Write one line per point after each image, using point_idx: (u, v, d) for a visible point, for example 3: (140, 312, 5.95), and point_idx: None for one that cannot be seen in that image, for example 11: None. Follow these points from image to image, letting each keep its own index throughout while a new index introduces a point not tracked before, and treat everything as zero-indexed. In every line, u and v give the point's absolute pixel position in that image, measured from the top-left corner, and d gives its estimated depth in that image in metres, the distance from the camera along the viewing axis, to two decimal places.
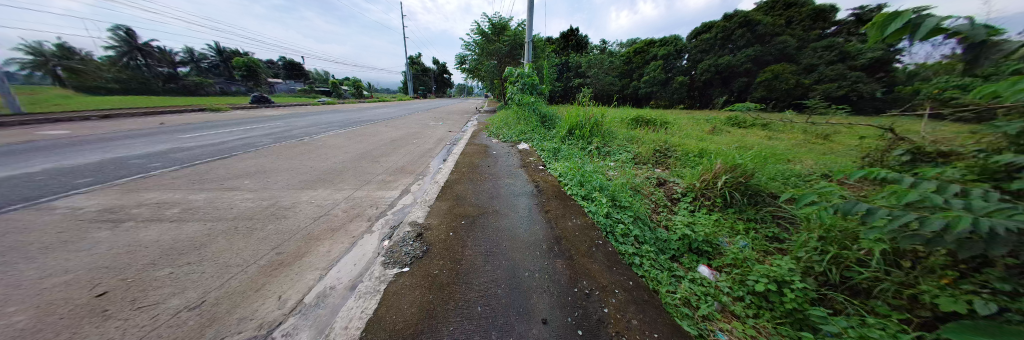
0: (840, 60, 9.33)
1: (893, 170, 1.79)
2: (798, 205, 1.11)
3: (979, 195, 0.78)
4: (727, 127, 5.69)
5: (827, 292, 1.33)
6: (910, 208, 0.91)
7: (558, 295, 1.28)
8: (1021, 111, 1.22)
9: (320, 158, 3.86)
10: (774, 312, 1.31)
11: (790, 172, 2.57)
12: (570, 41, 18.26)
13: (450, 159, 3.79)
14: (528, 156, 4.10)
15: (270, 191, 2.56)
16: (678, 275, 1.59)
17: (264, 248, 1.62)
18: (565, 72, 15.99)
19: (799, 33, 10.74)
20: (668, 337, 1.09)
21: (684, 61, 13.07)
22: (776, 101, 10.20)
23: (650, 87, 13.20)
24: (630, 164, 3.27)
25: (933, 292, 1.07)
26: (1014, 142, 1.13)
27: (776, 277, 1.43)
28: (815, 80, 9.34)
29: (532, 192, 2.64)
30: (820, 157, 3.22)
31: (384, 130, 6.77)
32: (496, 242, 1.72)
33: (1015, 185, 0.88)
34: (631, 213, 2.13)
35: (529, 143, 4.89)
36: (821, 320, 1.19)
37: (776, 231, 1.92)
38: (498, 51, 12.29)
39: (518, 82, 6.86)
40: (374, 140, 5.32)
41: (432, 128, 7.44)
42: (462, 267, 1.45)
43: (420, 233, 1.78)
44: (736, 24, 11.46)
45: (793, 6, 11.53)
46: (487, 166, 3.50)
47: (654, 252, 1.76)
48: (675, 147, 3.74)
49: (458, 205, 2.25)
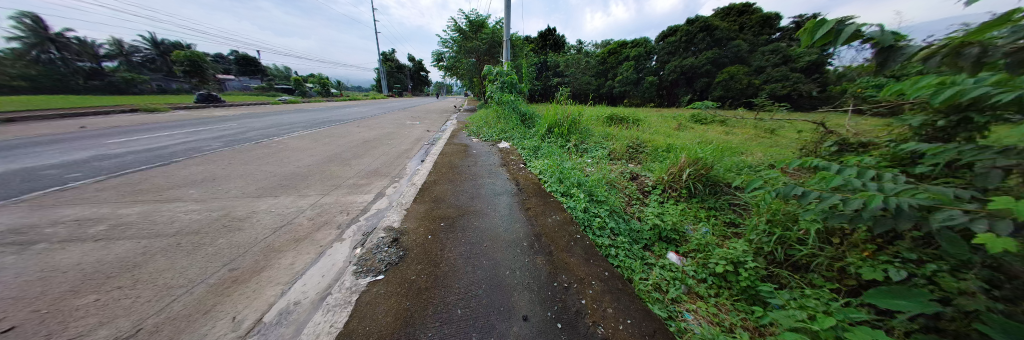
0: (783, 63, 10.55)
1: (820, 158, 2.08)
2: (749, 191, 1.25)
3: (888, 178, 0.92)
4: (690, 123, 6.17)
5: (773, 269, 1.51)
6: (835, 191, 1.05)
7: (537, 290, 1.31)
8: (920, 107, 1.46)
9: (282, 162, 3.53)
10: (731, 291, 1.45)
11: (742, 163, 2.84)
12: (547, 40, 18.56)
13: (428, 160, 3.68)
14: (508, 154, 4.10)
15: (222, 201, 2.29)
16: (650, 263, 1.70)
17: (214, 265, 1.45)
18: (543, 71, 16.19)
19: (750, 39, 11.92)
20: (640, 322, 1.16)
21: (653, 62, 13.89)
22: (732, 99, 11.25)
23: (623, 86, 13.84)
24: (606, 160, 3.41)
25: (857, 264, 1.25)
26: (918, 133, 1.34)
27: (732, 259, 1.58)
28: (764, 81, 10.47)
29: (513, 191, 2.65)
30: (768, 149, 3.60)
31: (356, 130, 6.39)
32: (477, 243, 1.70)
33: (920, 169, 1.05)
34: (606, 207, 2.22)
35: (510, 142, 4.90)
36: (769, 294, 1.34)
37: (732, 217, 2.11)
38: (475, 49, 12.13)
39: (497, 81, 6.87)
40: (344, 141, 5.00)
41: (409, 127, 7.16)
42: (441, 270, 1.41)
43: (396, 238, 1.70)
44: (697, 28, 12.44)
45: (745, 13, 12.79)
46: (466, 166, 3.45)
47: (629, 243, 1.86)
48: (646, 142, 3.97)
49: (436, 207, 2.19)
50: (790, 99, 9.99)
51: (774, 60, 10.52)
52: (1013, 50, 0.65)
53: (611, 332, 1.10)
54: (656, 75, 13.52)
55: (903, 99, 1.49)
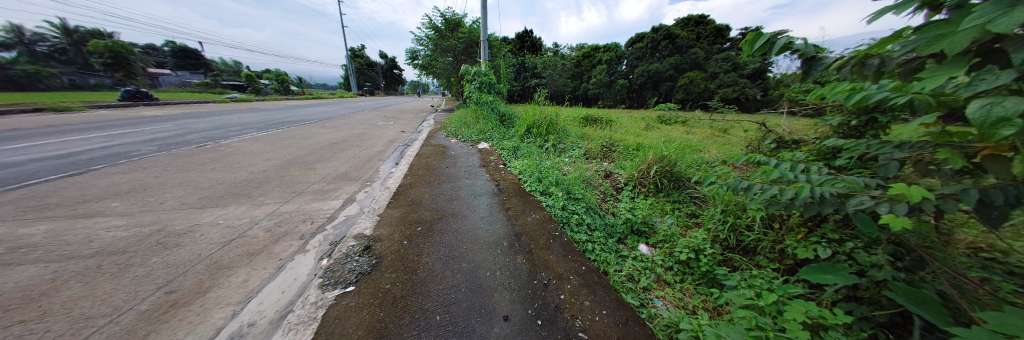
0: (733, 70, 11.82)
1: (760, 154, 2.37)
2: (706, 185, 1.38)
3: (812, 170, 1.07)
4: (657, 124, 6.63)
5: (728, 254, 1.68)
6: (773, 182, 1.20)
7: (518, 289, 1.32)
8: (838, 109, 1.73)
9: (232, 168, 3.15)
10: (694, 276, 1.59)
11: (701, 160, 3.12)
12: (525, 42, 18.78)
13: (403, 162, 3.52)
14: (487, 155, 4.08)
15: (154, 215, 1.97)
16: (624, 256, 1.80)
17: (145, 289, 1.24)
18: (521, 72, 16.36)
19: (705, 47, 13.16)
20: (615, 313, 1.22)
21: (623, 66, 14.73)
22: (692, 102, 12.32)
23: (597, 88, 14.47)
24: (582, 159, 3.54)
25: (793, 245, 1.44)
26: (837, 131, 1.58)
27: (694, 247, 1.73)
28: (718, 85, 11.63)
29: (493, 191, 2.63)
30: (722, 147, 4.01)
31: (321, 132, 5.91)
32: (456, 246, 1.67)
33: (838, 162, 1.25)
34: (583, 204, 2.30)
35: (489, 143, 4.87)
36: (724, 277, 1.50)
37: (693, 209, 2.31)
38: (452, 48, 11.89)
39: (475, 81, 6.81)
40: (308, 144, 4.59)
41: (381, 128, 6.80)
42: (418, 276, 1.36)
43: (368, 246, 1.60)
44: (661, 36, 13.46)
45: (701, 24, 14.12)
46: (444, 168, 3.35)
47: (604, 237, 1.95)
48: (618, 142, 4.20)
49: (413, 211, 2.11)
50: (739, 102, 11.22)
51: (725, 67, 11.74)
52: (897, 66, 0.80)
53: (589, 324, 1.14)
54: (626, 79, 14.33)
55: (825, 102, 1.74)
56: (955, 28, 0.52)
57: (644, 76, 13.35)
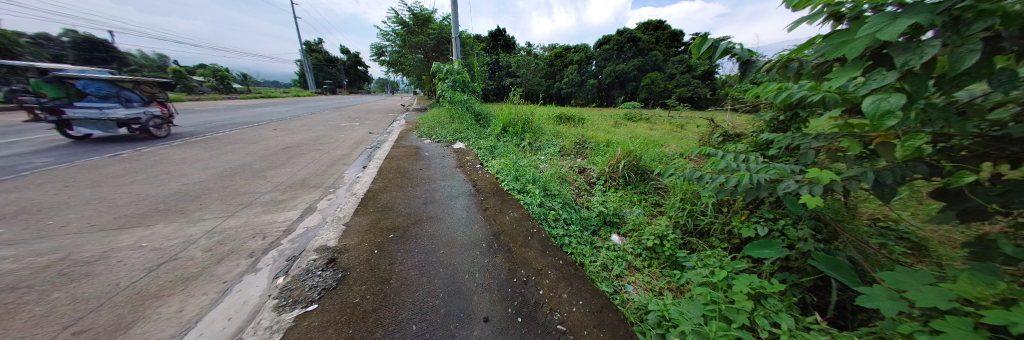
0: (688, 71, 13.01)
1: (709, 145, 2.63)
2: (667, 176, 1.50)
3: (750, 160, 1.23)
4: (624, 121, 7.04)
5: (687, 237, 1.84)
6: (720, 171, 1.36)
7: (497, 289, 1.31)
8: (770, 106, 1.99)
9: (158, 179, 2.68)
10: (659, 260, 1.74)
11: (663, 153, 3.39)
12: (498, 41, 18.67)
13: (371, 166, 3.29)
14: (463, 155, 4.00)
15: (51, 241, 1.60)
16: (598, 247, 1.89)
17: (41, 331, 1.01)
18: (495, 71, 16.25)
19: (664, 51, 14.33)
20: (591, 302, 1.29)
21: (593, 66, 15.39)
22: (654, 101, 13.32)
23: (570, 87, 14.93)
24: (557, 156, 3.64)
25: (739, 226, 1.64)
26: (770, 125, 1.82)
27: (659, 234, 1.87)
28: (675, 85, 12.73)
29: (470, 192, 2.59)
30: (680, 141, 4.40)
31: (273, 135, 5.29)
32: (432, 250, 1.61)
33: (772, 152, 1.44)
34: (559, 200, 2.37)
35: (465, 142, 4.77)
36: (684, 259, 1.66)
37: (657, 198, 2.51)
38: (422, 44, 11.37)
39: (447, 79, 6.62)
40: (257, 149, 4.08)
41: (345, 130, 6.28)
42: (392, 286, 1.29)
43: (334, 258, 1.48)
44: (626, 38, 14.32)
45: (659, 29, 15.31)
46: (417, 170, 3.21)
47: (579, 231, 2.03)
48: (590, 139, 4.39)
49: (384, 217, 1.99)
50: (693, 101, 12.42)
51: (681, 69, 12.87)
52: (810, 70, 0.94)
53: (567, 316, 1.18)
54: (596, 78, 15.03)
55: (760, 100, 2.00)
56: (851, 35, 0.62)
57: (612, 76, 14.11)
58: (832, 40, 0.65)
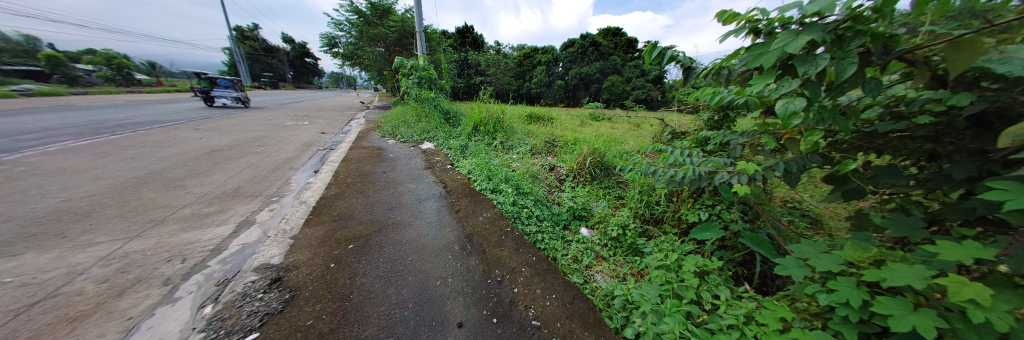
0: (643, 75, 14.28)
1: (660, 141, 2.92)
2: (628, 171, 1.62)
3: (693, 155, 1.40)
4: (589, 120, 7.44)
5: (645, 225, 2.02)
6: (670, 165, 1.51)
7: (470, 292, 1.29)
8: (708, 107, 2.29)
9: (19, 195, 2.05)
10: (622, 248, 1.88)
11: (624, 150, 3.67)
12: (466, 38, 18.21)
13: (326, 169, 2.96)
14: (431, 155, 3.82)
15: None
16: (569, 240, 1.96)
17: None
18: (463, 69, 15.86)
19: (621, 56, 15.56)
20: (564, 294, 1.33)
21: (559, 67, 15.97)
22: (615, 101, 14.34)
23: (539, 88, 15.26)
24: (528, 155, 3.69)
25: (686, 212, 1.85)
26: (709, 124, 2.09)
27: (622, 224, 2.02)
28: (633, 87, 13.87)
29: (440, 194, 2.49)
30: (638, 139, 4.81)
31: (196, 136, 4.42)
32: (399, 259, 1.51)
33: (710, 147, 1.66)
34: (531, 198, 2.40)
35: (434, 142, 4.57)
36: (643, 246, 1.82)
37: (620, 191, 2.71)
38: (382, 37, 10.55)
39: (412, 76, 6.26)
40: (172, 153, 3.37)
41: (292, 129, 5.54)
42: (353, 301, 1.18)
43: (280, 277, 1.29)
44: (588, 42, 15.17)
45: (618, 35, 16.52)
46: (381, 172, 2.98)
47: (551, 226, 2.09)
48: (559, 137, 4.54)
49: (342, 226, 1.80)
50: (648, 102, 13.68)
51: (637, 73, 14.08)
52: (736, 77, 1.10)
53: (541, 311, 1.21)
54: (562, 79, 15.66)
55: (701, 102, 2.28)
56: (766, 48, 0.73)
57: (577, 78, 14.84)
58: (752, 52, 0.76)
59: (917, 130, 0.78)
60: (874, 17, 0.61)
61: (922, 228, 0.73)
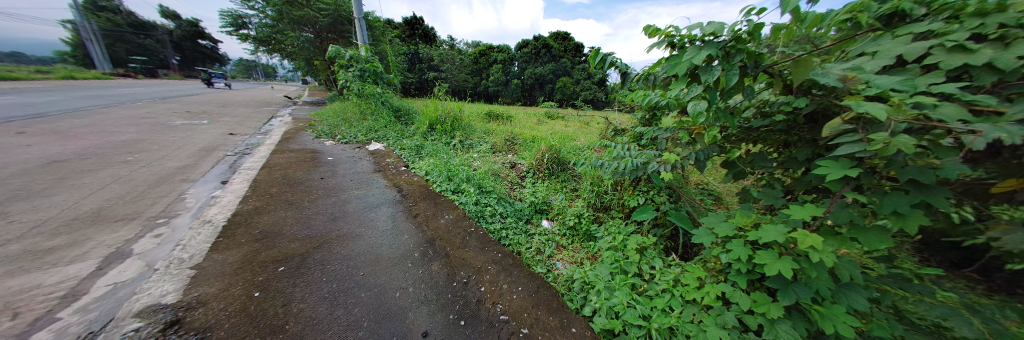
0: (590, 78, 15.57)
1: (606, 137, 3.26)
2: (580, 165, 1.77)
3: (630, 149, 1.62)
4: (545, 119, 7.77)
5: (597, 213, 2.25)
6: (614, 158, 1.71)
7: (434, 299, 1.24)
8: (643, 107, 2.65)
9: None
10: (578, 235, 2.06)
11: (578, 146, 3.97)
12: (416, 30, 16.91)
13: (243, 178, 2.43)
14: (382, 157, 3.49)
15: None
16: (532, 234, 2.05)
17: None
18: (414, 63, 14.77)
19: (571, 59, 16.68)
20: (530, 286, 1.39)
21: (515, 67, 16.21)
22: (567, 101, 15.32)
23: (496, 86, 15.28)
24: (489, 154, 3.68)
25: (627, 198, 2.12)
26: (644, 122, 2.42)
27: (578, 213, 2.20)
28: (582, 89, 15.03)
29: (395, 199, 2.31)
30: (588, 136, 5.25)
31: (15, 141, 3.10)
32: (348, 275, 1.35)
33: (643, 141, 1.93)
34: (494, 196, 2.42)
35: (384, 143, 4.16)
36: (594, 231, 2.02)
37: (575, 183, 2.93)
38: (311, 21, 9.01)
39: (354, 69, 5.55)
40: None
41: (186, 130, 4.34)
42: (290, 332, 1.00)
43: (179, 318, 1.01)
44: (541, 44, 15.81)
45: (567, 39, 17.63)
46: (319, 179, 2.60)
47: (514, 221, 2.15)
48: (518, 135, 4.64)
49: (270, 245, 1.51)
50: (595, 103, 15.07)
51: (585, 76, 15.27)
52: (660, 82, 1.31)
53: (508, 305, 1.24)
54: (519, 79, 16.01)
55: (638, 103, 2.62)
56: (679, 60, 0.89)
57: (532, 78, 15.33)
58: (669, 62, 0.91)
59: (776, 125, 1.06)
60: (748, 39, 0.80)
61: (781, 198, 0.99)
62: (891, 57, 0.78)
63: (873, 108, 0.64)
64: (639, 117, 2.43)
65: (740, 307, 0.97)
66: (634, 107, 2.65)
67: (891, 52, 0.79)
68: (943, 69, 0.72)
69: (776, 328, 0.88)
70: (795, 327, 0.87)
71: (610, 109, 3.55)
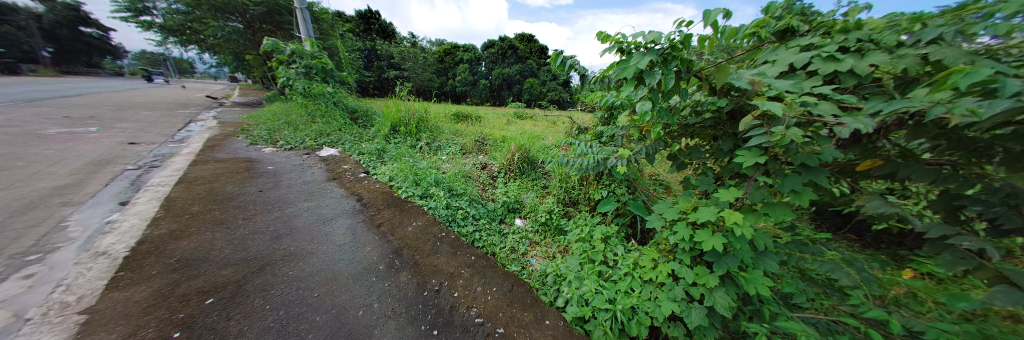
0: (555, 79, 16.16)
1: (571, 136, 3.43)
2: (549, 162, 1.84)
3: (591, 146, 1.73)
4: (514, 119, 7.85)
5: (566, 207, 2.35)
6: (578, 154, 1.81)
7: (403, 312, 1.17)
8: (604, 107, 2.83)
9: None
10: (550, 230, 2.14)
11: (547, 144, 4.09)
12: (372, 24, 15.63)
13: (153, 197, 1.99)
14: (338, 164, 3.17)
15: None
16: (505, 233, 2.07)
17: None
18: (372, 60, 13.69)
19: (537, 60, 17.13)
20: (505, 286, 1.40)
21: (482, 67, 16.05)
22: (535, 101, 15.66)
23: (463, 86, 14.95)
24: (459, 155, 3.59)
25: (592, 192, 2.26)
26: (605, 120, 2.60)
27: (549, 209, 2.27)
28: (548, 89, 15.52)
29: (354, 209, 2.13)
30: (556, 135, 5.44)
31: None
32: (300, 299, 1.20)
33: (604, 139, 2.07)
34: (466, 198, 2.38)
35: (339, 148, 3.79)
36: (564, 225, 2.12)
37: (545, 180, 3.02)
38: (240, 9, 7.73)
39: (299, 66, 4.92)
40: None
41: (62, 139, 3.40)
42: None
43: None
44: (507, 45, 15.93)
45: (532, 41, 18.05)
46: (259, 192, 2.26)
47: (487, 222, 2.14)
48: (488, 136, 4.61)
49: (195, 274, 1.26)
50: (561, 103, 15.71)
51: (551, 77, 15.79)
52: (613, 84, 1.43)
53: (483, 308, 1.23)
54: (486, 79, 15.93)
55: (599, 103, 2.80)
56: (627, 64, 0.99)
57: (500, 78, 15.37)
58: (620, 66, 1.00)
59: (706, 122, 1.24)
60: (680, 48, 0.92)
61: (713, 184, 1.16)
62: (785, 65, 0.96)
63: (773, 106, 0.78)
64: (600, 116, 2.61)
65: (686, 280, 1.11)
66: (596, 106, 2.82)
67: (785, 61, 0.97)
68: (821, 75, 0.92)
69: (713, 295, 1.02)
70: (728, 292, 1.03)
71: (575, 110, 3.74)
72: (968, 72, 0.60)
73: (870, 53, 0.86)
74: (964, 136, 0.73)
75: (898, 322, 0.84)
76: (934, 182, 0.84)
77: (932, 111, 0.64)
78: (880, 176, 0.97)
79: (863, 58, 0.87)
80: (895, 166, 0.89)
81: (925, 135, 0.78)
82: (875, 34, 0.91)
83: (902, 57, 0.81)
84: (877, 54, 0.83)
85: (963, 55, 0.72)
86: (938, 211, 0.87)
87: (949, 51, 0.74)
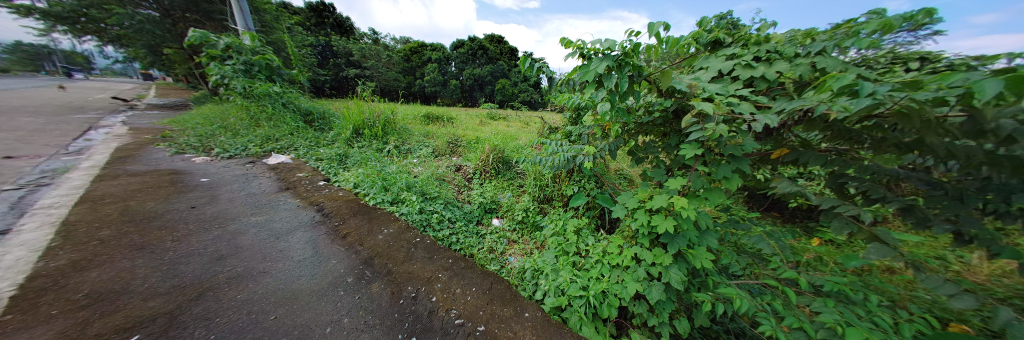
0: (526, 80, 16.43)
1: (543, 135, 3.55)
2: (522, 162, 1.90)
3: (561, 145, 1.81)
4: (487, 119, 7.84)
5: (541, 205, 2.43)
6: (549, 153, 1.89)
7: (378, 323, 1.12)
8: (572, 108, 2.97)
9: None
10: (526, 228, 2.20)
11: (520, 144, 4.16)
12: (326, 18, 14.35)
13: (43, 221, 1.61)
14: (292, 172, 2.87)
15: None
16: (483, 234, 2.08)
17: None
18: (328, 58, 12.57)
19: (507, 61, 17.26)
20: (484, 286, 1.42)
21: (452, 67, 15.72)
22: (507, 102, 15.76)
23: (433, 86, 14.47)
24: (431, 158, 3.48)
25: (564, 189, 2.37)
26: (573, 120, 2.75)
27: (525, 208, 2.33)
28: (519, 90, 15.73)
29: (313, 221, 1.95)
30: (528, 135, 5.55)
31: None
32: (253, 324, 1.07)
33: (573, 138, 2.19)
34: (440, 201, 2.34)
35: (292, 154, 3.42)
36: (539, 223, 2.20)
37: (520, 180, 3.08)
38: None
39: (238, 63, 4.32)
40: None
41: None
42: None
43: None
44: (476, 46, 15.82)
45: (502, 42, 18.16)
46: (193, 209, 1.96)
47: (464, 224, 2.12)
48: (461, 137, 4.54)
49: (111, 310, 1.05)
50: (532, 103, 16.03)
51: (521, 78, 16.05)
52: (577, 86, 1.53)
53: (464, 308, 1.23)
54: (457, 79, 15.64)
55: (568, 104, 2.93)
56: (588, 68, 1.07)
57: (471, 78, 15.19)
58: (581, 69, 1.08)
59: (657, 120, 1.38)
60: (632, 54, 1.03)
61: (665, 174, 1.30)
62: (715, 71, 1.13)
63: (707, 106, 0.92)
64: (568, 116, 2.75)
65: (646, 262, 1.24)
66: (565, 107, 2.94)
67: (716, 67, 1.14)
68: (742, 79, 1.09)
69: (669, 273, 1.16)
70: (681, 268, 1.17)
71: (545, 111, 3.87)
72: (840, 78, 0.76)
73: (776, 62, 1.05)
74: (842, 127, 0.94)
75: (805, 279, 1.05)
76: (825, 166, 1.05)
77: (819, 108, 0.81)
78: (787, 163, 1.19)
79: (771, 66, 1.06)
80: (797, 153, 1.10)
81: (816, 127, 0.97)
82: (779, 46, 1.11)
83: (799, 65, 1.00)
84: (780, 63, 1.02)
85: (839, 64, 0.92)
86: (829, 188, 1.09)
87: (830, 61, 0.94)
